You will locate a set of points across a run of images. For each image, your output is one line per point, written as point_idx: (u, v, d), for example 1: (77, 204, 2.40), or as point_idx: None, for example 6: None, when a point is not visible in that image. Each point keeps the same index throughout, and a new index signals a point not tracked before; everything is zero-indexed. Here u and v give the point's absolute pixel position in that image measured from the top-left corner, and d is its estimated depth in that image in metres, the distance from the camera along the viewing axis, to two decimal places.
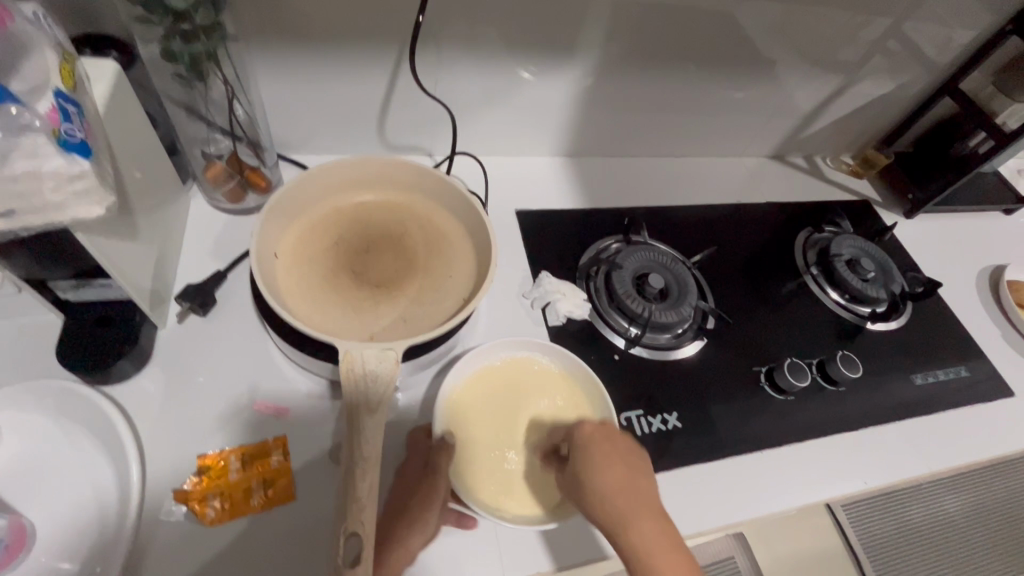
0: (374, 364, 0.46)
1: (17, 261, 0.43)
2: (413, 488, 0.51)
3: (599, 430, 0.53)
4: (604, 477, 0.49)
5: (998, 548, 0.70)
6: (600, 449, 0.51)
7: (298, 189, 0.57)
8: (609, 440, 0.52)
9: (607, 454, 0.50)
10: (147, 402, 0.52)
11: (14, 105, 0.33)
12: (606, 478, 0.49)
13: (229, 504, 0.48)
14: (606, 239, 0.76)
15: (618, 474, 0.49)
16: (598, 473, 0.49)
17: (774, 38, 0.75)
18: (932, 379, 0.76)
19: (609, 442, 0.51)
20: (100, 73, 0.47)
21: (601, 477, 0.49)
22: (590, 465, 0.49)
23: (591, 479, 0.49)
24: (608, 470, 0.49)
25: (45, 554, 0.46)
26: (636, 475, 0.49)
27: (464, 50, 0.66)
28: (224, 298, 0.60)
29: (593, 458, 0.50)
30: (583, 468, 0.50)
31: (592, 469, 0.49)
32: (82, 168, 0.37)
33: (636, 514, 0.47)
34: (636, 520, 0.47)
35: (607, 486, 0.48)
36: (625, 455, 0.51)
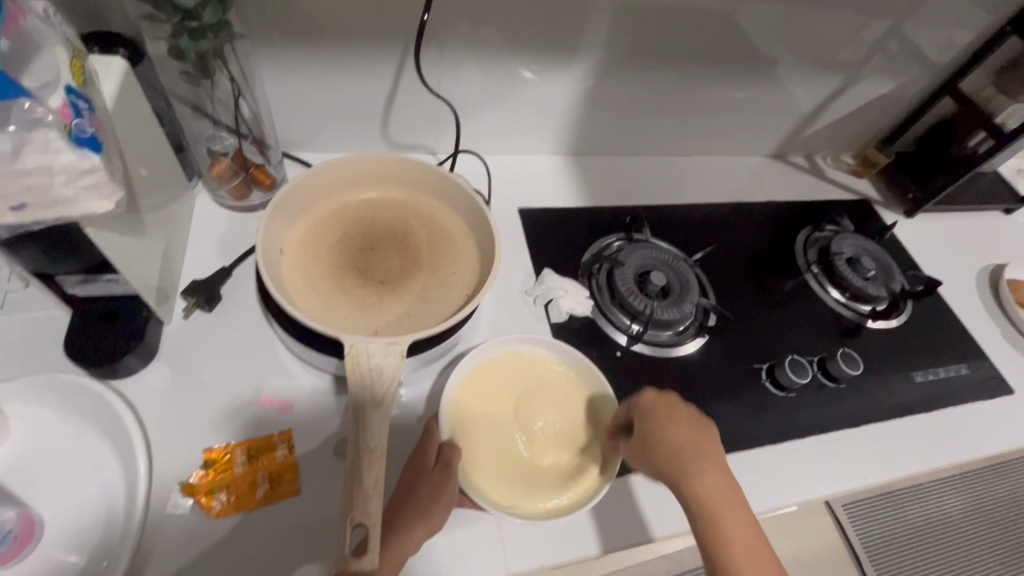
0: (379, 358, 0.46)
1: (26, 256, 0.43)
2: (423, 477, 0.51)
3: (675, 400, 0.52)
4: (681, 443, 0.48)
5: (1013, 554, 0.65)
6: (675, 419, 0.50)
7: (303, 186, 0.58)
8: (676, 409, 0.51)
9: (687, 422, 0.50)
10: (152, 396, 0.53)
11: (28, 101, 0.33)
12: (683, 445, 0.48)
13: (235, 497, 0.49)
14: (608, 237, 0.77)
15: (695, 443, 0.48)
16: (673, 440, 0.49)
17: (775, 38, 0.76)
18: (932, 377, 0.77)
19: (683, 413, 0.51)
20: (108, 71, 0.47)
21: (675, 444, 0.48)
22: (660, 428, 0.49)
23: (664, 444, 0.48)
24: (674, 437, 0.49)
25: (52, 547, 0.46)
26: (704, 437, 0.49)
27: (468, 50, 0.66)
28: (229, 294, 0.60)
29: (662, 421, 0.50)
30: (654, 441, 0.49)
31: (663, 428, 0.49)
32: (92, 163, 0.37)
33: (713, 489, 0.46)
34: (717, 493, 0.45)
35: (684, 457, 0.47)
36: (694, 422, 0.50)
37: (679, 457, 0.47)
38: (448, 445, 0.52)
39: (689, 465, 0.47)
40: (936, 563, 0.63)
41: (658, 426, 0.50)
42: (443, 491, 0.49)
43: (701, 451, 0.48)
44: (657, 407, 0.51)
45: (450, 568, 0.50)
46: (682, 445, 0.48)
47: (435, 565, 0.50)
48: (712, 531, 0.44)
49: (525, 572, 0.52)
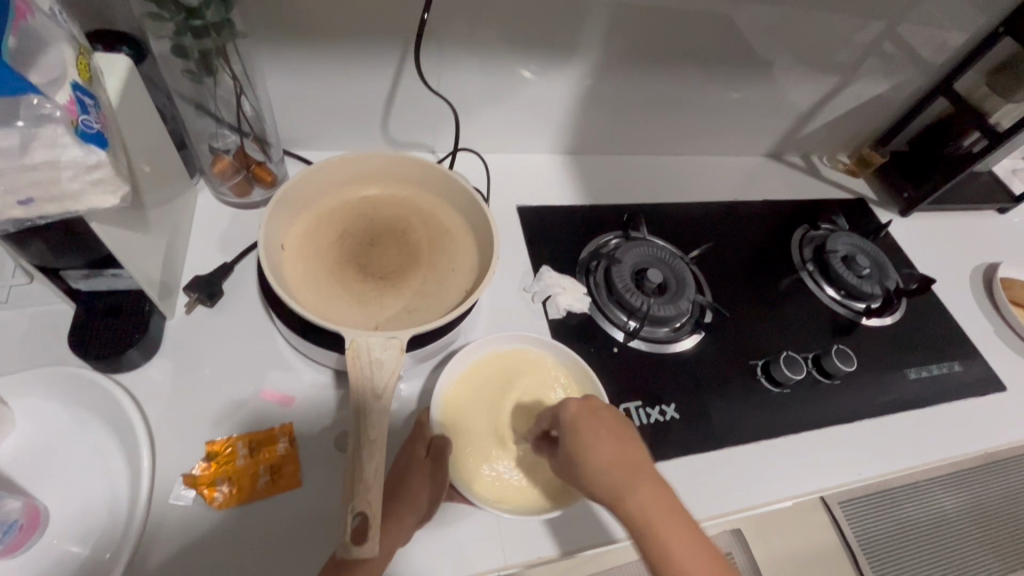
0: (379, 352, 0.47)
1: (32, 250, 0.44)
2: (414, 468, 0.52)
3: (591, 405, 0.52)
4: (614, 461, 0.47)
5: (1010, 551, 0.67)
6: (601, 431, 0.49)
7: (304, 183, 0.58)
8: (596, 419, 0.50)
9: (609, 436, 0.49)
10: (155, 391, 0.53)
11: (36, 96, 0.34)
12: (609, 466, 0.47)
13: (237, 489, 0.49)
14: (605, 235, 0.77)
15: (621, 456, 0.47)
16: (603, 460, 0.47)
17: (771, 39, 0.77)
18: (925, 374, 0.78)
19: (598, 418, 0.50)
20: (111, 68, 0.48)
21: (609, 463, 0.47)
22: (580, 441, 0.49)
23: (591, 465, 0.47)
24: (602, 453, 0.48)
25: (57, 537, 0.47)
26: (628, 446, 0.48)
27: (467, 49, 0.67)
28: (230, 290, 0.61)
29: (584, 434, 0.49)
30: (580, 457, 0.48)
31: (583, 444, 0.48)
32: (98, 158, 0.38)
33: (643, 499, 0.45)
34: (649, 502, 0.45)
35: (613, 473, 0.47)
36: (613, 430, 0.50)
37: (619, 468, 0.47)
38: (439, 440, 0.53)
39: (620, 479, 0.46)
40: (935, 561, 0.64)
41: (581, 433, 0.49)
42: (429, 484, 0.51)
43: (620, 457, 0.47)
44: (584, 421, 0.50)
45: (451, 561, 0.51)
46: (607, 461, 0.47)
47: (433, 555, 0.51)
48: (655, 546, 0.43)
49: (522, 563, 0.53)
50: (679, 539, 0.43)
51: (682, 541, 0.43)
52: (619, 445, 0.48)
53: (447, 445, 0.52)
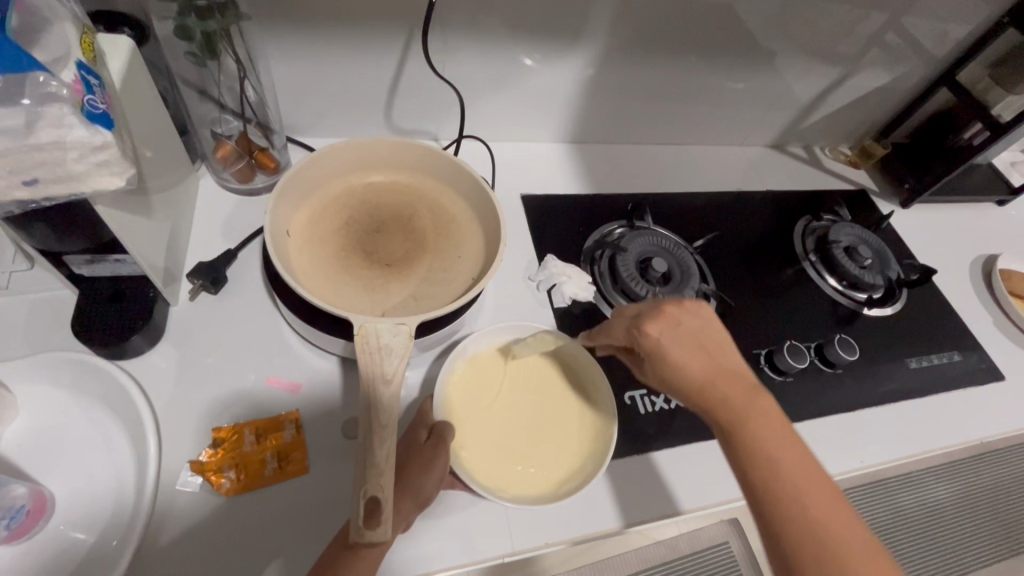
0: (389, 338, 0.47)
1: (36, 234, 0.43)
2: (414, 454, 0.51)
3: (670, 316, 0.49)
4: (702, 370, 0.47)
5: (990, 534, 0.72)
6: (686, 340, 0.48)
7: (309, 169, 0.58)
8: (679, 332, 0.49)
9: (694, 345, 0.48)
10: (159, 378, 0.53)
11: (42, 74, 0.34)
12: (698, 378, 0.47)
13: (244, 476, 0.49)
14: (610, 224, 0.77)
15: (710, 366, 0.47)
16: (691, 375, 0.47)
17: (776, 28, 0.76)
18: (926, 363, 0.78)
19: (681, 333, 0.49)
20: (114, 49, 0.47)
21: (710, 385, 0.46)
22: (667, 359, 0.47)
23: (680, 376, 0.47)
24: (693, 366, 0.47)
25: (64, 523, 0.46)
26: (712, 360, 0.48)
27: (472, 35, 0.66)
28: (234, 277, 0.60)
29: (669, 352, 0.48)
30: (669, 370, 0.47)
31: (672, 360, 0.47)
32: (104, 139, 0.37)
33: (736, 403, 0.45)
34: (751, 411, 0.45)
35: (705, 386, 0.46)
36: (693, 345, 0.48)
37: (709, 380, 0.46)
38: (440, 424, 0.53)
39: (721, 389, 0.46)
40: (920, 546, 0.69)
41: (668, 348, 0.48)
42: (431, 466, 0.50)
43: (710, 363, 0.47)
44: (668, 337, 0.48)
45: (456, 548, 0.51)
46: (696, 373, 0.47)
47: (439, 542, 0.51)
48: (742, 447, 0.44)
49: (530, 550, 0.53)
50: (774, 440, 0.44)
51: (778, 435, 0.44)
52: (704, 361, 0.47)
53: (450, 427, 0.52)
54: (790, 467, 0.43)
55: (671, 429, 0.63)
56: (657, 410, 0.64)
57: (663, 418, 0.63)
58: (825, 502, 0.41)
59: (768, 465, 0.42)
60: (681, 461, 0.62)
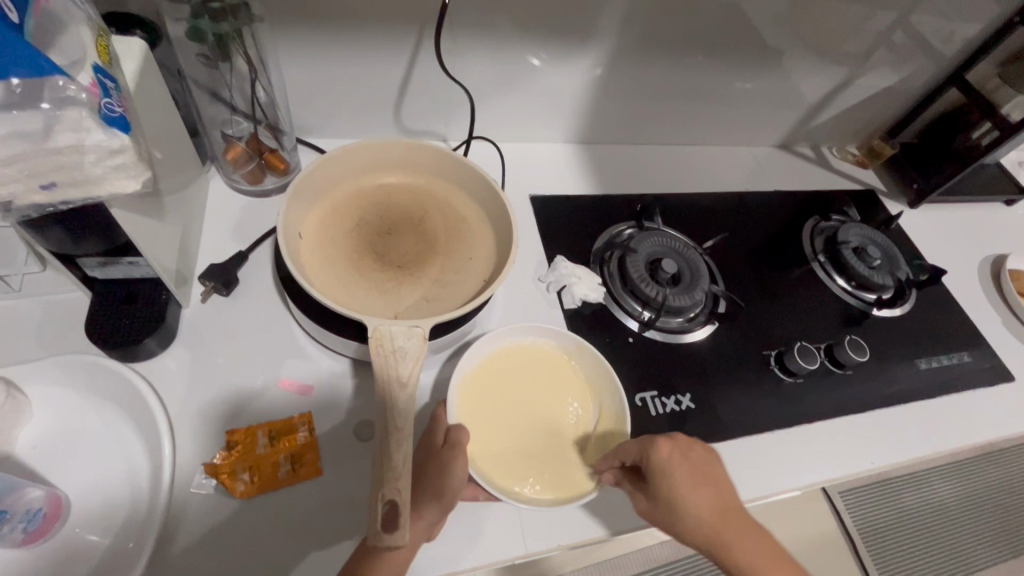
0: (403, 341, 0.47)
1: (51, 237, 0.43)
2: (428, 454, 0.51)
3: (673, 443, 0.50)
4: (707, 506, 0.47)
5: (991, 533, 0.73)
6: (693, 476, 0.48)
7: (321, 171, 0.58)
8: (688, 460, 0.49)
9: (699, 476, 0.48)
10: (172, 380, 0.53)
11: (61, 78, 0.34)
12: (712, 523, 0.46)
13: (258, 478, 0.49)
14: (619, 225, 0.77)
15: (716, 501, 0.47)
16: (699, 507, 0.47)
17: (785, 29, 0.76)
18: (935, 364, 0.78)
19: (694, 459, 0.49)
20: (128, 52, 0.47)
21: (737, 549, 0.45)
22: (672, 487, 0.48)
23: (692, 522, 0.46)
24: (703, 501, 0.47)
25: (79, 526, 0.46)
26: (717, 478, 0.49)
27: (482, 36, 0.66)
28: (246, 279, 0.60)
29: (675, 479, 0.48)
30: (678, 503, 0.47)
31: (678, 484, 0.48)
32: (121, 142, 0.37)
33: (753, 554, 0.44)
34: (758, 559, 0.44)
35: (712, 524, 0.46)
36: (705, 469, 0.49)
37: (721, 522, 0.46)
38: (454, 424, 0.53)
39: (742, 538, 0.45)
40: (919, 542, 0.70)
41: (675, 483, 0.48)
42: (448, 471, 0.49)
43: (716, 500, 0.47)
44: (674, 463, 0.49)
45: (469, 550, 0.51)
46: (704, 507, 0.47)
47: (452, 543, 0.51)
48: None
49: (543, 552, 0.53)
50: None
51: None
52: (709, 480, 0.48)
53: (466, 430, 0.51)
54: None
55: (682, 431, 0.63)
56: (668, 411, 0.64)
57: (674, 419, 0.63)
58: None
59: None
60: None
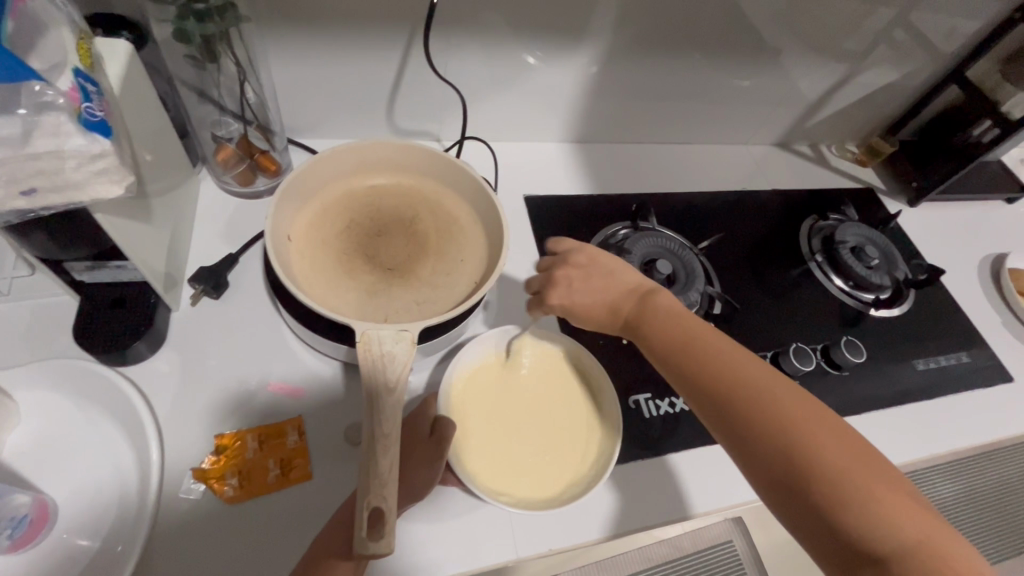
0: (391, 345, 0.46)
1: (35, 242, 0.43)
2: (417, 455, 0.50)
3: (561, 279, 0.55)
4: (594, 301, 0.55)
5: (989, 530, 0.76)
6: (585, 276, 0.56)
7: (310, 172, 0.57)
8: (569, 280, 0.55)
9: (591, 282, 0.55)
10: (161, 384, 0.53)
11: (37, 83, 0.33)
12: (602, 305, 0.55)
13: (247, 482, 0.49)
14: (614, 225, 0.76)
15: (608, 292, 0.55)
16: (589, 305, 0.55)
17: (782, 26, 0.75)
18: (933, 364, 0.77)
19: (577, 271, 0.56)
20: (112, 53, 0.46)
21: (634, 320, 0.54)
22: (569, 310, 0.55)
23: (594, 317, 0.55)
24: (592, 293, 0.55)
25: (67, 531, 0.46)
26: (594, 272, 0.56)
27: (475, 34, 0.66)
28: (236, 282, 0.60)
29: (568, 299, 0.55)
30: (579, 312, 0.55)
31: (571, 306, 0.55)
32: (102, 147, 0.36)
33: (645, 311, 0.53)
34: (656, 313, 0.52)
35: (607, 306, 0.55)
36: (587, 270, 0.56)
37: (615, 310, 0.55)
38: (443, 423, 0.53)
39: (632, 313, 0.54)
40: None
41: (571, 299, 0.55)
42: (432, 464, 0.51)
43: (607, 290, 0.55)
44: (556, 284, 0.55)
45: (458, 555, 0.51)
46: (597, 302, 0.55)
47: (441, 548, 0.51)
48: (683, 361, 0.49)
49: (533, 556, 0.52)
50: (692, 330, 0.50)
51: (683, 324, 0.51)
52: (590, 282, 0.55)
53: (451, 423, 0.52)
54: (736, 361, 0.47)
55: (675, 434, 0.62)
56: (662, 414, 0.63)
57: (667, 422, 0.63)
58: (788, 393, 0.44)
59: (681, 351, 0.49)
60: (682, 464, 0.61)
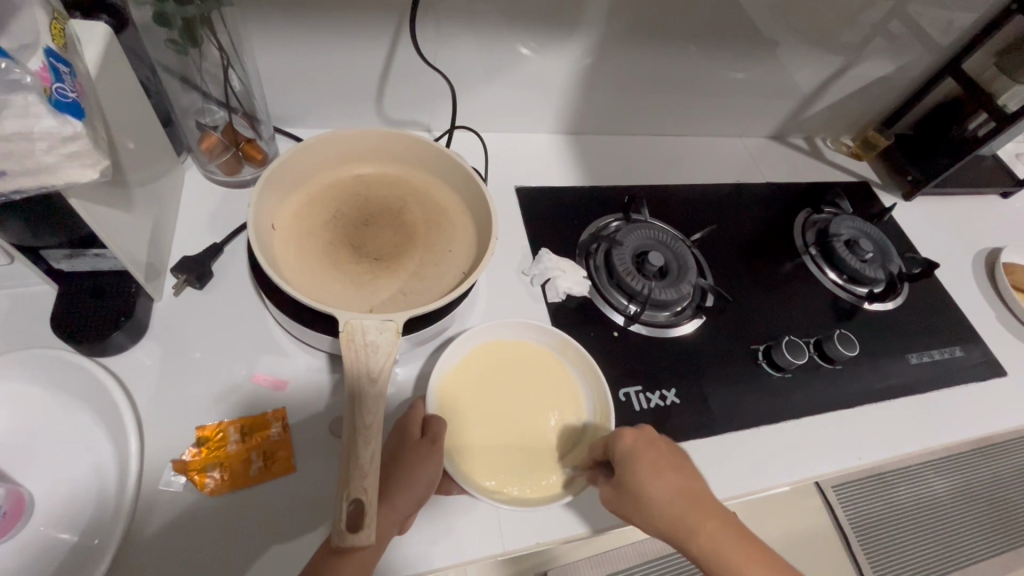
0: (375, 336, 0.46)
1: (9, 228, 0.42)
2: (404, 448, 0.50)
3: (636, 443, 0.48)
4: (659, 493, 0.45)
5: (989, 532, 0.75)
6: (656, 460, 0.47)
7: (295, 161, 0.56)
8: (636, 451, 0.47)
9: (666, 466, 0.46)
10: (142, 375, 0.52)
11: (4, 60, 0.32)
12: (669, 506, 0.44)
13: (229, 476, 0.48)
14: (606, 217, 0.76)
15: (685, 487, 0.45)
16: (653, 498, 0.45)
17: (777, 17, 0.74)
18: (926, 358, 0.77)
19: (654, 452, 0.47)
20: (90, 36, 0.45)
21: (699, 545, 0.42)
22: (627, 477, 0.46)
23: (658, 510, 0.44)
24: (657, 487, 0.45)
25: (44, 524, 0.45)
26: (674, 463, 0.47)
27: (466, 22, 0.64)
28: (220, 272, 0.59)
29: (627, 469, 0.47)
30: (635, 493, 0.45)
31: (631, 474, 0.46)
32: (74, 130, 0.35)
33: (713, 537, 0.42)
34: (730, 545, 0.41)
35: (670, 508, 0.44)
36: (664, 457, 0.47)
37: (677, 516, 0.43)
38: (432, 421, 0.51)
39: (696, 529, 0.42)
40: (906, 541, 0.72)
41: (629, 469, 0.47)
42: (423, 465, 0.48)
43: (679, 486, 0.45)
44: (630, 455, 0.47)
45: (443, 550, 0.50)
46: (658, 494, 0.45)
47: (426, 543, 0.50)
48: None
49: (520, 550, 0.52)
50: None
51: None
52: (661, 470, 0.46)
53: (444, 421, 0.51)
54: None
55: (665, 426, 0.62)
56: (652, 407, 0.62)
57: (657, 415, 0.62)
58: None
59: None
60: None
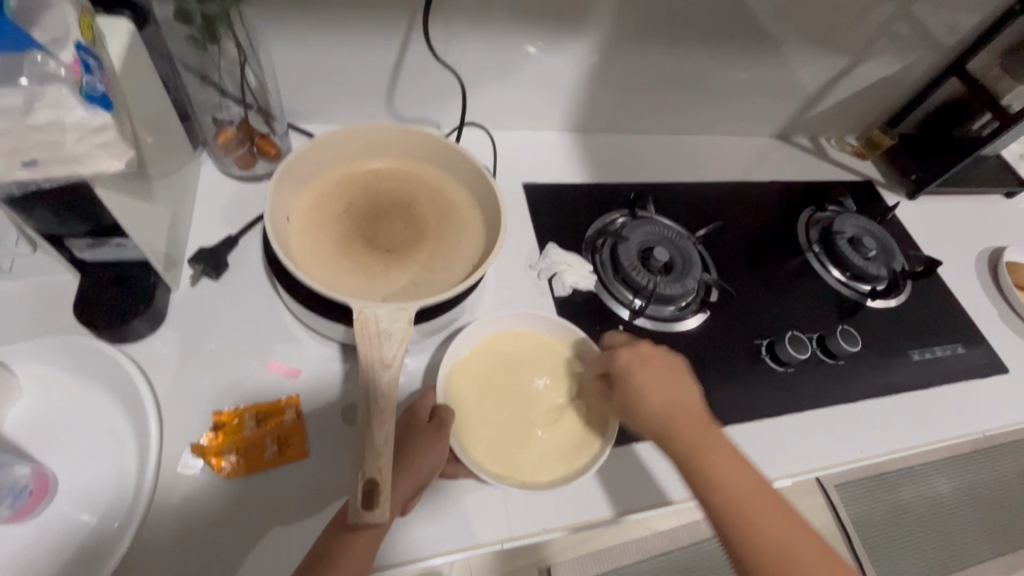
0: (388, 323, 0.47)
1: (36, 217, 0.44)
2: (414, 434, 0.51)
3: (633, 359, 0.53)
4: (654, 399, 0.51)
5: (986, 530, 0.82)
6: (649, 372, 0.52)
7: (309, 154, 0.57)
8: (638, 364, 0.53)
9: (656, 379, 0.52)
10: (160, 363, 0.53)
11: (40, 54, 0.34)
12: (658, 409, 0.50)
13: (244, 459, 0.49)
14: (612, 213, 0.77)
15: (669, 398, 0.51)
16: (645, 401, 0.51)
17: (783, 17, 0.75)
18: (929, 355, 0.78)
19: (652, 364, 0.53)
20: (115, 32, 0.47)
21: (681, 437, 0.48)
22: (629, 386, 0.52)
23: (642, 410, 0.50)
24: (652, 395, 0.51)
25: (65, 505, 0.47)
26: (669, 375, 0.52)
27: (476, 21, 0.66)
28: (235, 263, 0.61)
29: (629, 377, 0.52)
30: (629, 395, 0.52)
31: (630, 385, 0.52)
32: (103, 121, 0.37)
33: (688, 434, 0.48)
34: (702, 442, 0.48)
35: (658, 413, 0.50)
36: (660, 371, 0.53)
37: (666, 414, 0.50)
38: (441, 409, 0.53)
39: (681, 428, 0.49)
40: (936, 531, 0.80)
41: (630, 377, 0.52)
42: (433, 449, 0.50)
43: (670, 392, 0.51)
44: (632, 366, 0.53)
45: (454, 534, 0.52)
46: (648, 399, 0.51)
47: (437, 528, 0.52)
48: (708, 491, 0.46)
49: (528, 535, 0.53)
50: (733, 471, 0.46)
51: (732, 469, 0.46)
52: (655, 379, 0.52)
53: (452, 411, 0.52)
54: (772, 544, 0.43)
55: None
56: None
57: None
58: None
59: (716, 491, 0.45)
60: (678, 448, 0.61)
